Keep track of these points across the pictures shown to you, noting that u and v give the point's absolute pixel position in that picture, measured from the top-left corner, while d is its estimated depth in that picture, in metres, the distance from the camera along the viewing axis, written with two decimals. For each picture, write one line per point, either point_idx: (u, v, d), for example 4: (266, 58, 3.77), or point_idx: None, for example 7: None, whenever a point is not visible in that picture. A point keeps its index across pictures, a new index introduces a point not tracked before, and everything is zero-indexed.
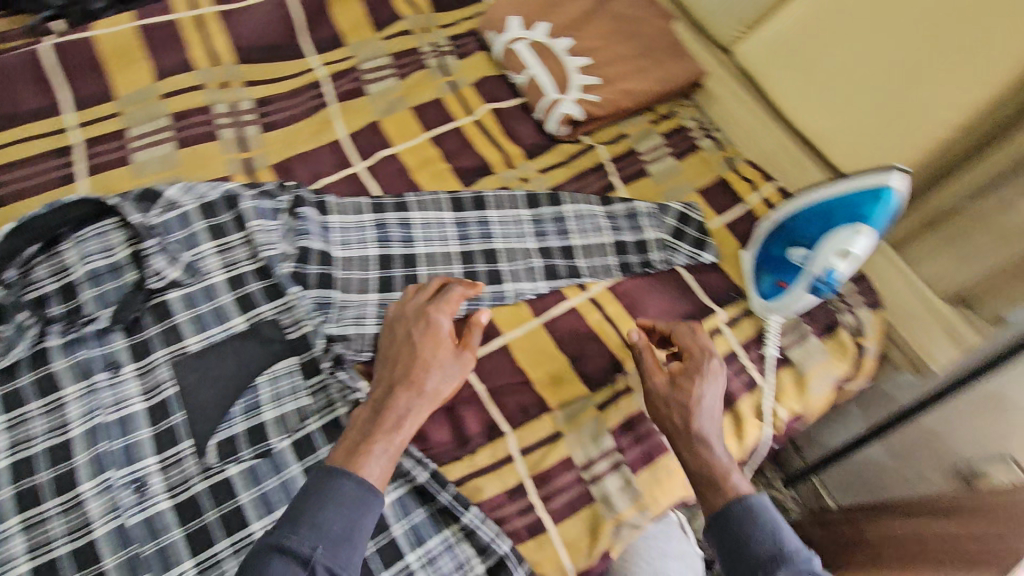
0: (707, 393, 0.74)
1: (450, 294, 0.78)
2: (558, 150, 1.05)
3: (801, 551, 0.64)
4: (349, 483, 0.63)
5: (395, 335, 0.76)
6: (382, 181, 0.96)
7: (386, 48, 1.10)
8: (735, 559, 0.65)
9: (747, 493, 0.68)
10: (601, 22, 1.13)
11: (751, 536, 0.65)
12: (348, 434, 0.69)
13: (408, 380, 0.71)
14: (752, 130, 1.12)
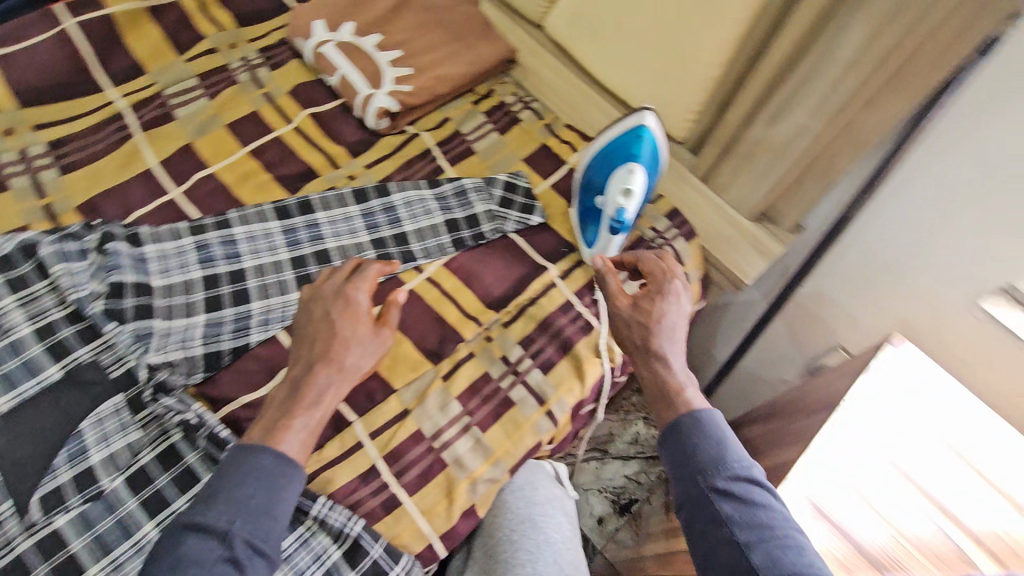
0: (665, 313, 0.82)
1: (370, 272, 0.82)
2: (383, 143, 1.07)
3: (743, 459, 0.68)
4: (266, 456, 0.66)
5: (316, 314, 0.78)
6: (200, 202, 0.95)
7: (190, 69, 1.08)
8: (681, 466, 0.69)
9: (698, 409, 0.73)
10: (409, 14, 1.16)
11: (700, 447, 0.69)
12: (266, 414, 0.71)
13: (327, 357, 0.74)
14: (569, 98, 1.19)
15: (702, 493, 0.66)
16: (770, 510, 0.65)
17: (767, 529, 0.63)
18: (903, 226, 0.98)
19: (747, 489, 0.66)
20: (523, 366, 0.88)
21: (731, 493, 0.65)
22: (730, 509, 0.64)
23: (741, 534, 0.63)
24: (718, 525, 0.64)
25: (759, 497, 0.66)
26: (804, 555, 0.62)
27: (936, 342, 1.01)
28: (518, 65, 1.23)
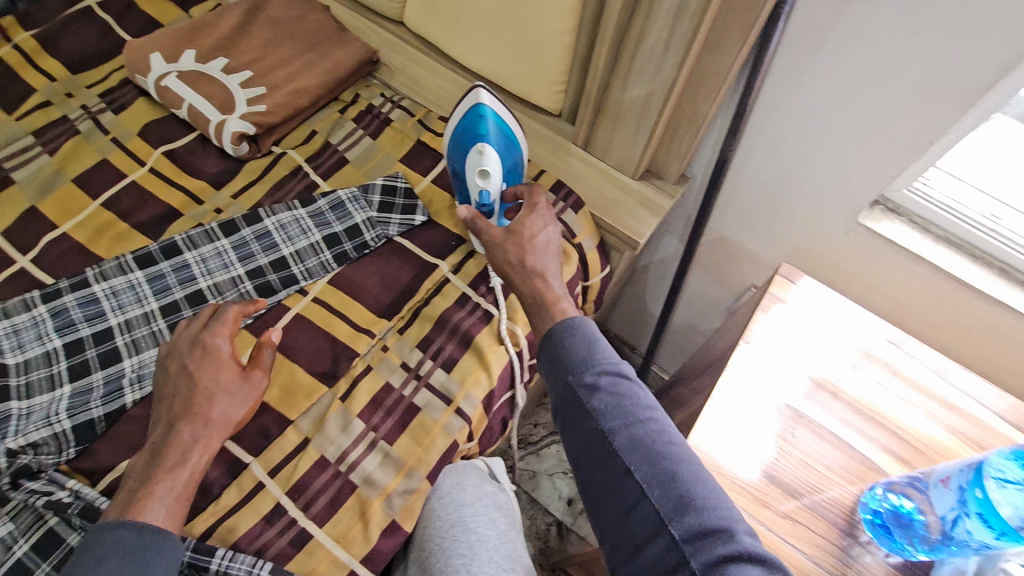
0: (539, 235, 0.79)
1: (228, 312, 0.79)
2: (249, 169, 1.03)
3: (612, 352, 0.64)
4: (124, 530, 0.63)
5: (177, 367, 0.75)
6: (52, 266, 0.89)
7: (24, 127, 1.01)
8: (552, 368, 0.64)
9: (565, 316, 0.67)
10: (256, 32, 1.12)
11: (568, 347, 0.64)
12: (127, 486, 0.68)
13: (191, 412, 0.71)
14: (439, 90, 1.16)
15: (568, 392, 0.62)
16: (639, 399, 0.61)
17: (632, 417, 0.60)
18: (776, 156, 0.99)
19: (614, 382, 0.62)
20: (425, 369, 0.86)
21: (598, 389, 0.61)
22: (595, 405, 0.61)
23: (606, 426, 0.60)
24: (583, 422, 0.61)
25: (627, 388, 0.62)
26: (666, 435, 0.59)
27: (832, 260, 1.04)
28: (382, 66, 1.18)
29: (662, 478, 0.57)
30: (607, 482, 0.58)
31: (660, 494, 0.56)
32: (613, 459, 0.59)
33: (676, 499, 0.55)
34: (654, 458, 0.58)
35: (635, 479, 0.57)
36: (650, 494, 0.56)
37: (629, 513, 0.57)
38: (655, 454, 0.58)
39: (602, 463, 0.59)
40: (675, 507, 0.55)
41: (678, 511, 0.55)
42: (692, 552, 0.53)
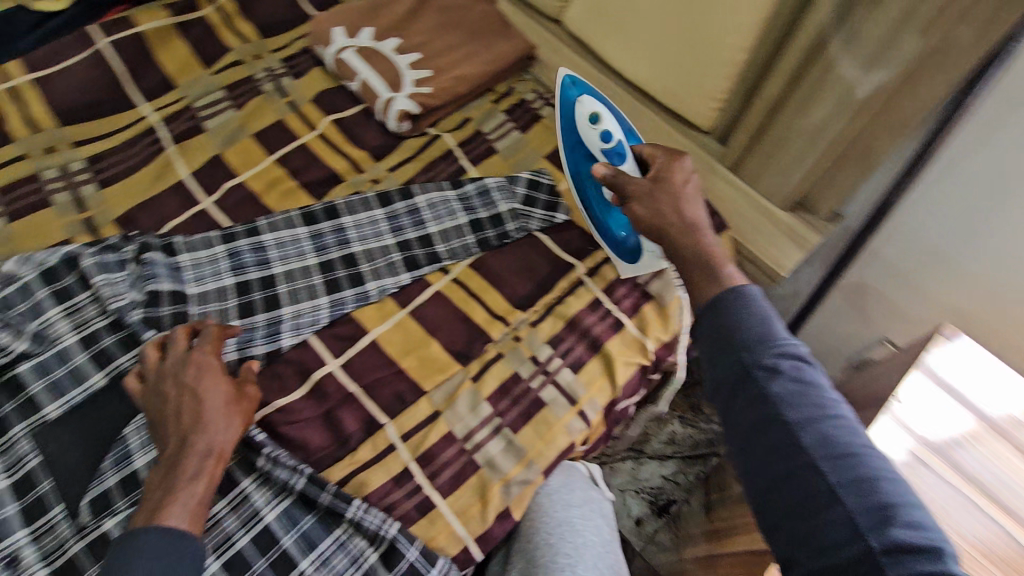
0: (687, 188, 0.77)
1: (211, 334, 0.79)
2: (405, 145, 1.08)
3: (791, 336, 0.59)
4: (153, 534, 0.63)
5: (165, 388, 0.74)
6: (231, 211, 0.97)
7: (218, 82, 1.11)
8: (722, 344, 0.60)
9: (735, 288, 0.63)
10: (427, 17, 1.17)
11: (742, 324, 0.60)
12: (147, 499, 0.68)
13: (199, 424, 0.71)
14: (593, 93, 1.17)
15: (743, 372, 0.57)
16: (821, 390, 0.56)
17: (816, 407, 0.55)
18: (955, 207, 0.91)
19: (796, 367, 0.57)
20: (554, 366, 0.87)
21: (780, 372, 0.56)
22: (775, 389, 0.55)
23: (786, 412, 0.55)
24: (759, 405, 0.56)
25: (808, 376, 0.56)
26: (853, 432, 0.54)
27: (998, 331, 0.94)
28: (538, 62, 1.21)
29: (852, 476, 0.51)
30: (783, 473, 0.53)
31: (853, 493, 0.50)
32: (792, 448, 0.53)
33: (874, 502, 0.49)
34: (842, 454, 0.52)
35: (821, 472, 0.51)
36: (838, 489, 0.50)
37: (810, 509, 0.51)
38: (844, 450, 0.52)
39: (778, 452, 0.54)
40: (872, 508, 0.49)
41: (876, 515, 0.49)
42: (892, 563, 0.46)
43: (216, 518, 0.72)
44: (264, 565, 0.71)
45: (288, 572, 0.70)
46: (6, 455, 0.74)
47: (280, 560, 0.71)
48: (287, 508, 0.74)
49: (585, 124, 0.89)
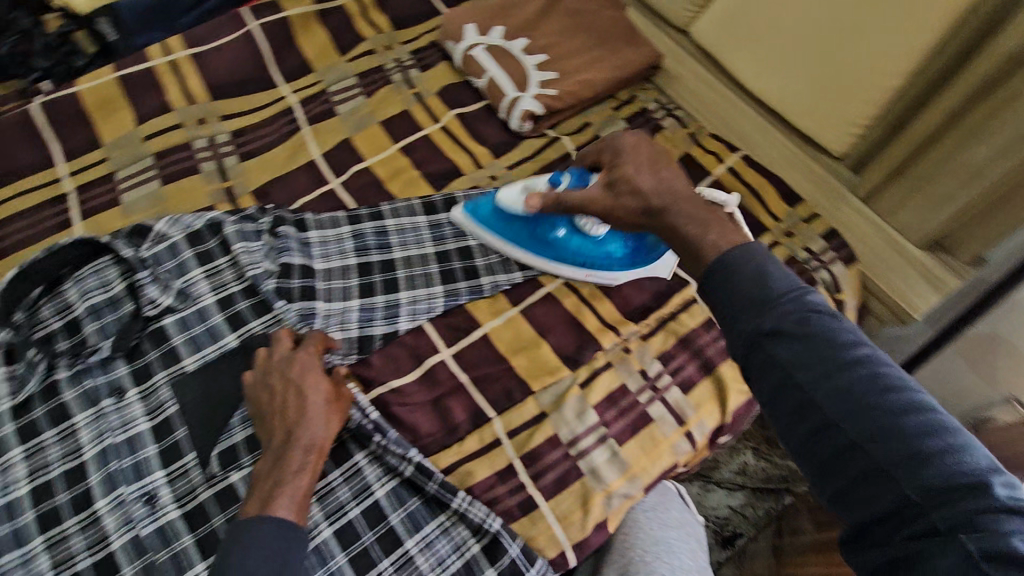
0: (650, 179, 0.66)
1: (313, 339, 0.80)
2: (525, 145, 1.09)
3: (795, 288, 0.50)
4: (270, 523, 0.64)
5: (270, 388, 0.75)
6: (357, 193, 1.01)
7: (353, 70, 1.16)
8: (734, 308, 0.51)
9: (724, 250, 0.54)
10: (555, 19, 1.17)
11: (737, 284, 0.51)
12: (256, 488, 0.68)
13: (301, 419, 0.72)
14: (717, 107, 1.15)
15: (748, 341, 0.50)
16: (848, 346, 0.47)
17: (846, 366, 0.47)
18: None
19: (810, 323, 0.48)
20: (663, 383, 0.86)
21: (789, 334, 0.48)
22: (789, 354, 0.48)
23: (804, 379, 0.47)
24: (774, 375, 0.48)
25: (829, 329, 0.48)
26: (894, 387, 0.45)
27: None
28: (663, 72, 1.20)
29: (903, 445, 0.43)
30: (828, 444, 0.46)
31: (907, 464, 0.43)
32: (821, 420, 0.46)
33: (933, 473, 0.42)
34: (885, 421, 0.44)
35: (863, 444, 0.45)
36: (889, 461, 0.43)
37: (862, 484, 0.44)
38: (885, 414, 0.44)
39: (809, 423, 0.47)
40: (933, 481, 0.42)
41: (938, 485, 0.42)
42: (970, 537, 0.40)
43: (331, 486, 0.75)
44: (372, 539, 0.73)
45: (394, 549, 0.72)
46: (149, 398, 0.80)
47: (387, 536, 0.73)
48: (396, 487, 0.76)
49: (515, 194, 0.87)
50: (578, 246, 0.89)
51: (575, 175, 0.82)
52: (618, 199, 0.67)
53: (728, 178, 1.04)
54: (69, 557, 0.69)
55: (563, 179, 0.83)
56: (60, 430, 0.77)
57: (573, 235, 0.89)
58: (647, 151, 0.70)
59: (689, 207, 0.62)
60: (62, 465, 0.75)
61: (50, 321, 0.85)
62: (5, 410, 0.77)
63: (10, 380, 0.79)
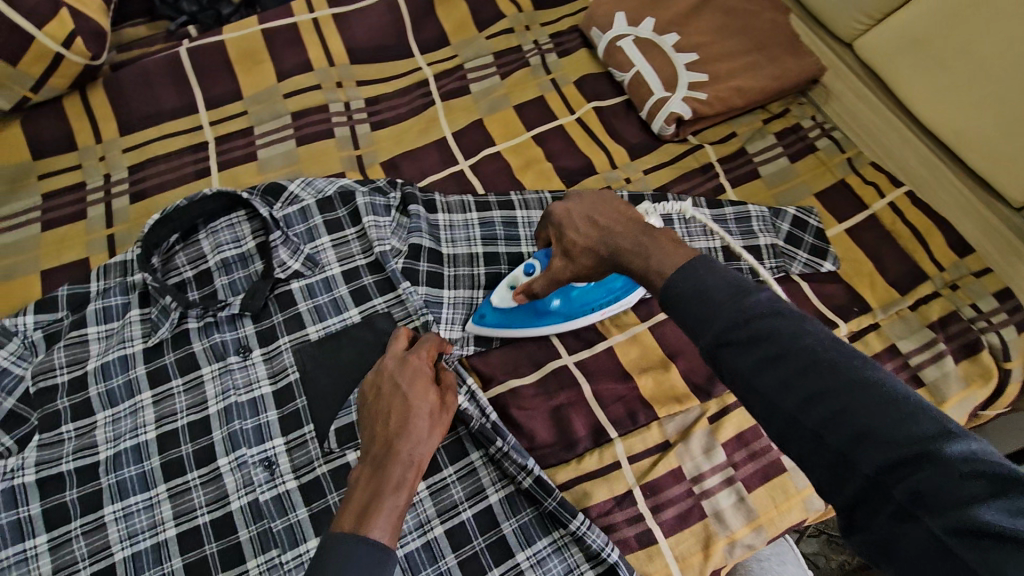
0: (591, 232, 0.65)
1: (427, 340, 0.72)
2: (663, 149, 1.03)
3: (737, 289, 0.49)
4: (365, 546, 0.53)
5: (379, 389, 0.67)
6: (487, 179, 0.97)
7: (490, 47, 1.10)
8: (688, 321, 0.50)
9: (672, 271, 0.53)
10: (709, 14, 1.06)
11: (688, 296, 0.50)
12: (349, 500, 0.59)
13: (405, 431, 0.63)
14: (876, 131, 1.04)
15: (706, 354, 0.49)
16: (801, 334, 0.45)
17: (800, 357, 0.44)
18: None
19: (757, 322, 0.46)
20: None
21: (742, 338, 0.46)
22: (744, 360, 0.46)
23: (765, 388, 0.45)
24: (737, 384, 0.47)
25: (779, 322, 0.46)
26: (851, 367, 0.43)
27: None
28: (818, 86, 1.11)
29: (861, 426, 0.42)
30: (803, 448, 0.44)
31: (870, 448, 0.41)
32: (785, 419, 0.45)
33: (894, 452, 0.40)
34: (844, 407, 0.42)
35: (826, 437, 0.43)
36: (852, 447, 0.42)
37: (836, 474, 0.43)
38: (842, 399, 0.42)
39: (777, 424, 0.46)
40: (894, 460, 0.40)
41: (904, 461, 0.40)
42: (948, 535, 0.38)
43: (445, 483, 0.74)
44: (483, 544, 0.71)
45: (505, 559, 0.71)
46: (272, 362, 0.79)
47: (498, 546, 0.71)
48: (510, 494, 0.74)
49: (503, 293, 0.81)
50: (580, 300, 0.81)
51: (542, 254, 0.80)
52: (576, 261, 0.68)
53: (887, 213, 0.96)
54: (189, 510, 0.70)
55: (536, 262, 0.80)
56: (186, 380, 0.77)
57: (570, 295, 0.81)
58: (610, 198, 0.66)
59: (653, 241, 0.58)
60: (188, 416, 0.75)
61: (183, 269, 0.85)
62: (138, 350, 0.78)
63: (144, 323, 0.80)
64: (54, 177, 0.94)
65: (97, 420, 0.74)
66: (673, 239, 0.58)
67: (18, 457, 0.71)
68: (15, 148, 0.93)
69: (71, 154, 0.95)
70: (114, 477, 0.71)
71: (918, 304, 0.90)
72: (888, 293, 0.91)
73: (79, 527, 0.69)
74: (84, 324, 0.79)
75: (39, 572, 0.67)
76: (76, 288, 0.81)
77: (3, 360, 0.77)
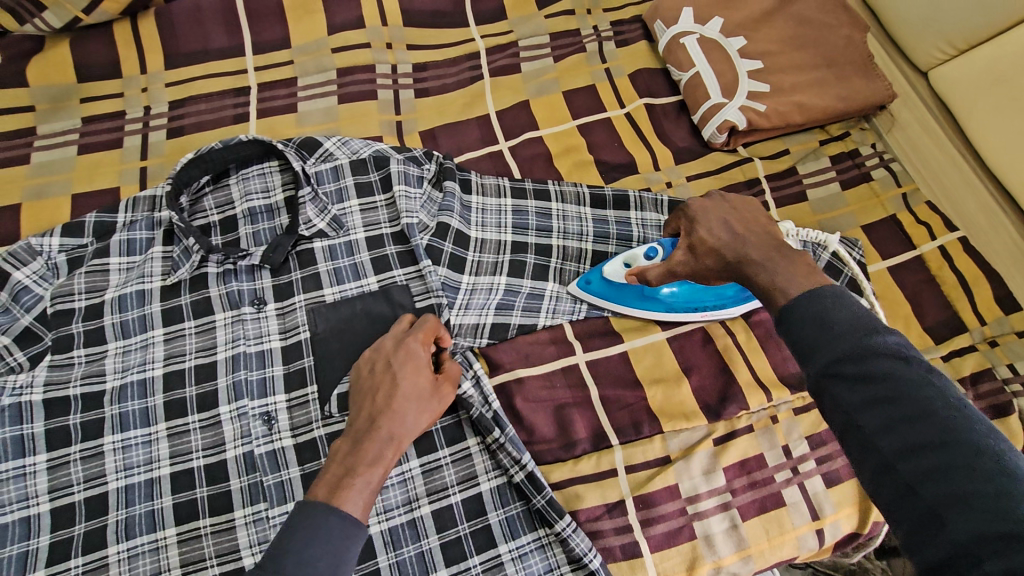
0: (724, 236, 0.66)
1: (426, 323, 0.70)
2: (710, 158, 0.99)
3: (864, 326, 0.47)
4: (336, 517, 0.53)
5: (372, 368, 0.67)
6: (525, 163, 0.95)
7: (547, 27, 1.06)
8: (803, 344, 0.50)
9: (799, 293, 0.52)
10: (781, 23, 1.01)
11: (809, 320, 0.50)
12: (328, 468, 0.60)
13: (390, 410, 0.62)
14: (941, 172, 0.97)
15: (813, 381, 0.49)
16: (924, 385, 0.44)
17: (914, 408, 0.44)
18: None
19: (879, 363, 0.45)
20: (806, 468, 0.76)
21: (858, 374, 0.46)
22: (854, 397, 0.46)
23: (872, 426, 0.45)
24: (838, 416, 0.47)
25: (902, 367, 0.45)
26: (972, 430, 0.42)
27: None
28: (886, 111, 1.03)
29: (965, 490, 0.41)
30: (898, 494, 0.44)
31: (967, 512, 0.40)
32: (880, 462, 0.45)
33: (992, 523, 0.39)
34: (950, 467, 0.42)
35: (923, 488, 0.42)
36: (947, 507, 0.41)
37: (921, 531, 0.42)
38: (954, 459, 0.42)
39: (870, 465, 0.45)
40: (989, 527, 0.39)
41: (1000, 535, 0.39)
42: None
43: (439, 463, 0.72)
44: (467, 530, 0.70)
45: (487, 549, 0.70)
46: (284, 318, 0.78)
47: (481, 534, 0.70)
48: (502, 485, 0.72)
49: (617, 267, 0.79)
50: (691, 295, 0.79)
51: (667, 243, 0.78)
52: (699, 259, 0.69)
53: (935, 256, 0.90)
54: (186, 451, 0.71)
55: (659, 249, 0.78)
56: (199, 323, 0.77)
57: (683, 288, 0.79)
58: (746, 210, 0.68)
59: (783, 257, 0.59)
60: (195, 359, 0.75)
61: (209, 213, 0.85)
62: (155, 287, 0.78)
63: (165, 261, 0.80)
64: (95, 102, 0.94)
65: (108, 349, 0.75)
66: (805, 262, 0.58)
67: (29, 374, 0.72)
68: (63, 69, 0.93)
69: (115, 81, 0.95)
70: (118, 409, 0.72)
71: (952, 355, 0.85)
72: (921, 339, 0.86)
73: (78, 452, 0.70)
74: (107, 254, 0.79)
75: (35, 490, 0.69)
76: (104, 217, 0.82)
77: (26, 278, 0.77)
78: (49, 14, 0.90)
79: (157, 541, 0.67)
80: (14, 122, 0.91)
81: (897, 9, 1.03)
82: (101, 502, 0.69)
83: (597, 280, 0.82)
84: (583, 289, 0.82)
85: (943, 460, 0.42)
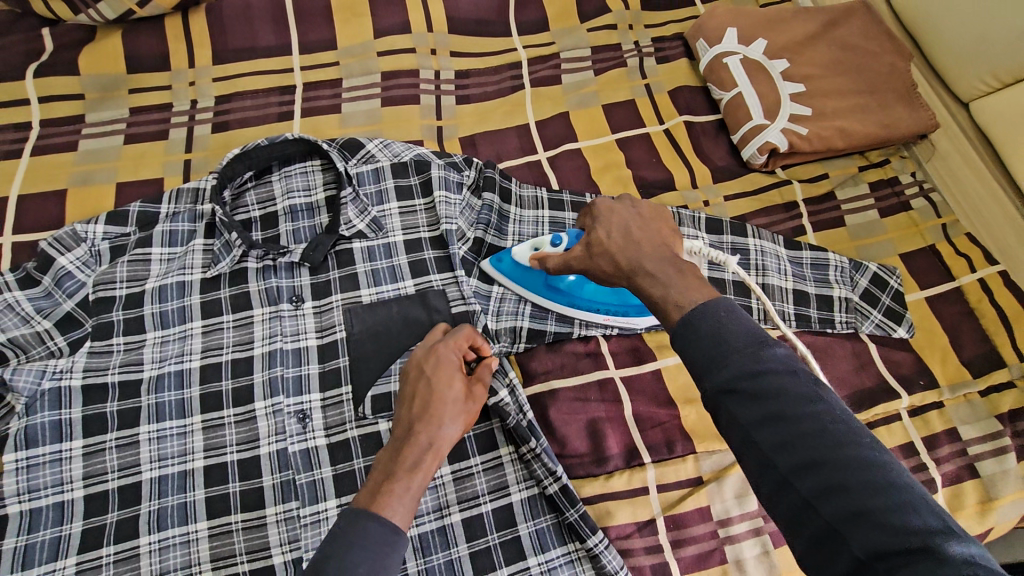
0: (618, 239, 0.60)
1: (461, 332, 0.68)
2: (747, 178, 0.99)
3: (753, 339, 0.45)
4: (376, 524, 0.52)
5: (405, 376, 0.66)
6: (563, 175, 0.95)
7: (589, 40, 1.07)
8: (702, 358, 0.46)
9: (692, 307, 0.49)
10: (824, 48, 1.01)
11: (702, 340, 0.47)
12: (368, 477, 0.59)
13: (427, 415, 0.62)
14: (980, 205, 0.97)
15: (708, 398, 0.46)
16: (806, 399, 0.43)
17: (805, 421, 0.42)
18: None
19: (767, 377, 0.43)
20: None
21: (750, 390, 0.44)
22: (747, 413, 0.44)
23: (767, 443, 0.43)
24: (734, 433, 0.45)
25: (791, 380, 0.43)
26: (855, 442, 0.41)
27: None
28: (926, 141, 1.03)
29: (860, 506, 0.39)
30: (798, 511, 0.42)
31: (865, 528, 0.38)
32: (778, 479, 0.43)
33: (891, 538, 0.37)
34: (844, 481, 0.40)
35: (819, 505, 0.41)
36: (845, 524, 0.39)
37: (824, 548, 0.40)
38: (841, 473, 0.40)
39: (770, 482, 0.43)
40: (888, 542, 0.37)
41: (903, 551, 0.37)
42: None
43: (470, 471, 0.72)
44: (496, 541, 0.70)
45: (516, 561, 0.69)
46: (322, 317, 0.78)
47: (511, 545, 0.70)
48: (533, 497, 0.72)
49: (524, 251, 0.79)
50: (592, 293, 0.78)
51: (573, 234, 0.77)
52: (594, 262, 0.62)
53: (974, 289, 0.90)
54: (220, 445, 0.71)
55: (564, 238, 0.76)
56: (237, 317, 0.77)
57: (585, 283, 0.78)
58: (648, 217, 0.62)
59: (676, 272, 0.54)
60: (232, 352, 0.75)
61: (250, 208, 0.86)
62: (196, 279, 0.78)
63: (206, 253, 0.80)
64: (143, 93, 0.95)
65: (147, 339, 0.75)
66: (698, 275, 0.54)
67: (69, 359, 0.73)
68: (113, 59, 0.95)
69: (163, 73, 0.96)
70: (154, 399, 0.72)
71: (990, 391, 0.84)
72: (959, 373, 0.85)
73: (113, 439, 0.70)
74: (149, 244, 0.80)
75: (70, 475, 0.69)
76: (147, 207, 0.82)
77: (70, 264, 0.77)
78: (103, 5, 0.92)
79: (188, 534, 0.67)
80: (64, 110, 0.93)
81: (939, 39, 1.02)
82: (134, 492, 0.69)
83: (503, 262, 0.81)
84: (491, 267, 0.81)
85: (833, 475, 0.40)
